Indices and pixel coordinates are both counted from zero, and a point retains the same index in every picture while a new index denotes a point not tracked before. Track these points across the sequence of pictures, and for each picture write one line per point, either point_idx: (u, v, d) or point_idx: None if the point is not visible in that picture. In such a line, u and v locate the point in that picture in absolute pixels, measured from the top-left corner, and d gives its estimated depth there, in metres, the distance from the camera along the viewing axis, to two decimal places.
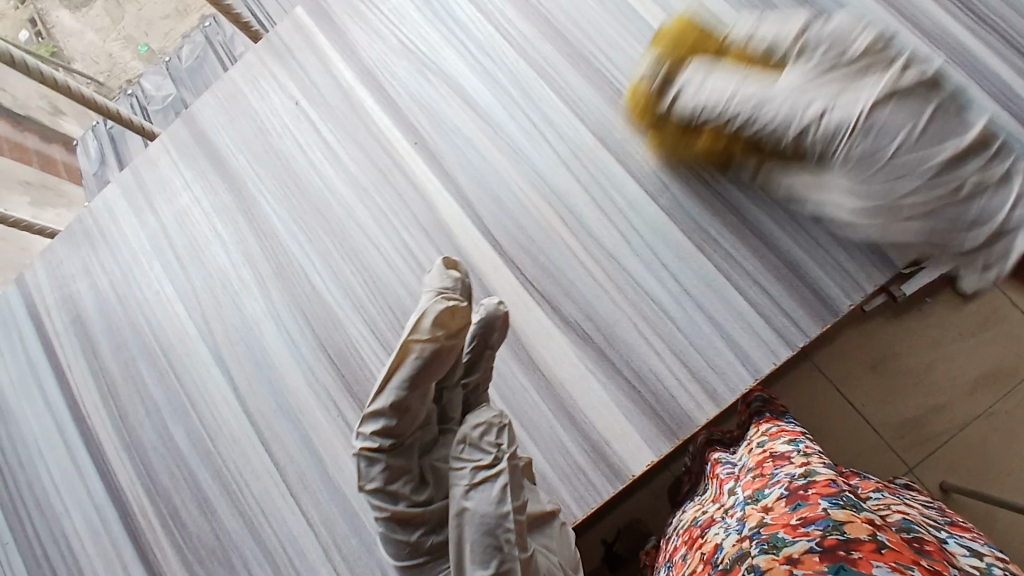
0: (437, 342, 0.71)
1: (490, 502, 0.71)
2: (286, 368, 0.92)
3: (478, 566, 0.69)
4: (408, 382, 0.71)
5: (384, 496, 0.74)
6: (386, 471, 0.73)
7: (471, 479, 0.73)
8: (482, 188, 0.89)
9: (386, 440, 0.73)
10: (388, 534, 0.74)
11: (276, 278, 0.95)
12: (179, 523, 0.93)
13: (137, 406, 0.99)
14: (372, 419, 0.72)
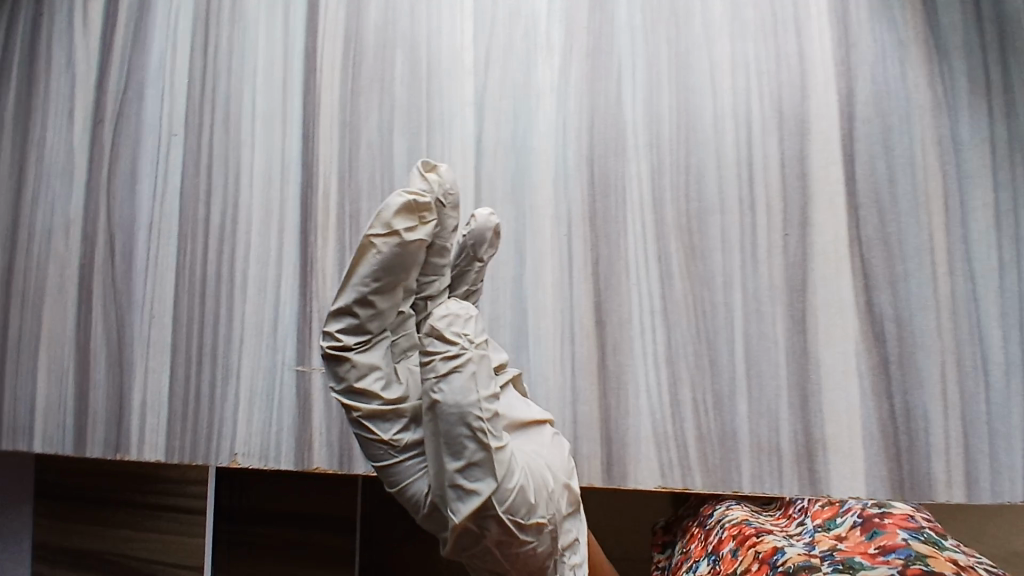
0: (394, 238, 0.63)
1: (459, 394, 0.60)
2: (541, 158, 0.81)
3: (447, 455, 0.60)
4: (376, 276, 0.63)
5: (354, 396, 0.66)
6: (350, 375, 0.65)
7: (437, 369, 0.61)
8: (876, 109, 0.71)
9: (355, 340, 0.65)
10: (361, 429, 0.65)
11: (586, 56, 0.79)
12: (356, 228, 0.89)
13: (373, 90, 0.89)
14: (337, 316, 0.65)
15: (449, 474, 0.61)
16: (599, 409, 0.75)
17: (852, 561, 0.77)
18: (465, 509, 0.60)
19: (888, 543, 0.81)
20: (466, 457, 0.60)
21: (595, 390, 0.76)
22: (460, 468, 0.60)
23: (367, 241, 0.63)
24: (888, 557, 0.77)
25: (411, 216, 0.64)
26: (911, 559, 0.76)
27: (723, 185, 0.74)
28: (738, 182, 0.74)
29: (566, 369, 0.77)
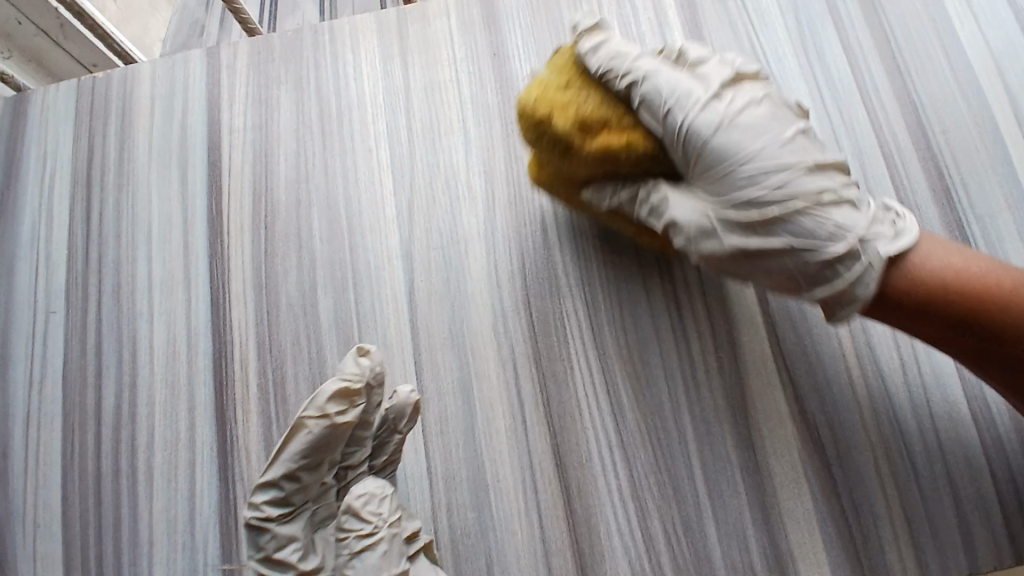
0: (327, 422, 0.66)
1: (370, 572, 0.67)
2: (478, 303, 0.82)
3: None
4: (303, 454, 0.67)
5: (271, 564, 0.69)
6: (272, 541, 0.69)
7: (351, 548, 0.68)
8: None
9: (277, 511, 0.69)
10: None
11: (508, 203, 0.85)
12: (280, 395, 0.81)
13: (290, 249, 0.86)
14: (262, 489, 0.68)
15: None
16: (574, 555, 0.73)
17: None
18: None
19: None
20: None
21: (565, 535, 0.74)
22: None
23: (299, 424, 0.67)
24: None
25: (342, 400, 0.66)
26: None
27: (655, 318, 0.80)
28: (667, 312, 0.80)
29: (532, 518, 0.74)
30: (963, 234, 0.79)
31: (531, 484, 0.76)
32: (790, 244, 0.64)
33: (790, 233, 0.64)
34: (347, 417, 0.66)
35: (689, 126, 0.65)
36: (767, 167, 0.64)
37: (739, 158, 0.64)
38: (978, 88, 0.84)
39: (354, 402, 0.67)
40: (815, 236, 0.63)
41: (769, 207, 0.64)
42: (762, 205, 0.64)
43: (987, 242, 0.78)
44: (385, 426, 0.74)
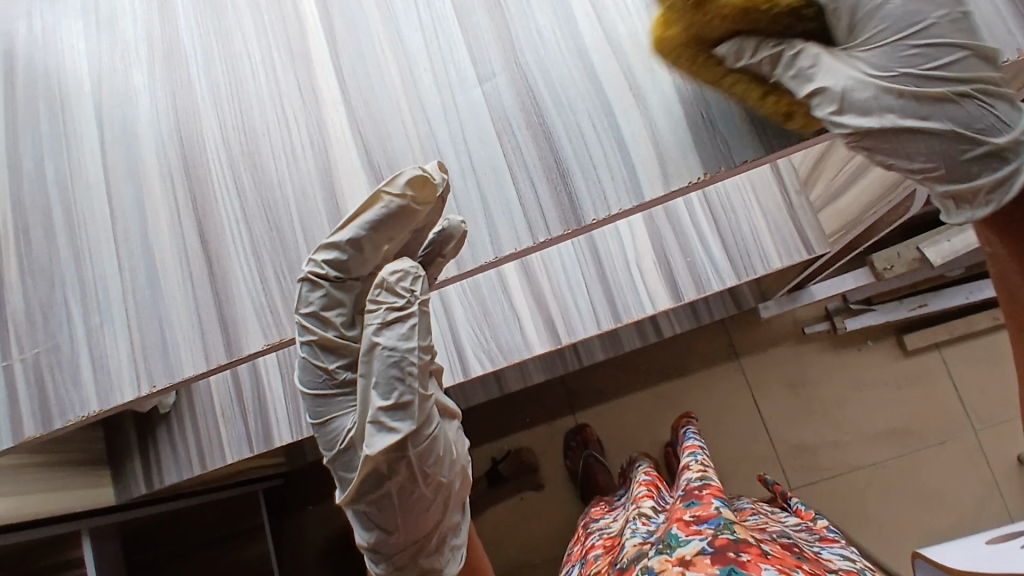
0: (404, 201, 0.80)
1: (399, 340, 0.82)
2: (144, 139, 1.03)
3: (381, 395, 0.82)
4: (370, 224, 0.81)
5: (317, 319, 0.86)
6: (324, 298, 0.85)
7: (383, 318, 0.83)
8: (348, 34, 0.97)
9: (347, 239, 0.82)
10: (309, 359, 0.87)
11: (164, 58, 1.05)
12: (27, 240, 1.06)
13: (27, 136, 1.10)
14: (327, 248, 0.83)
15: (376, 414, 0.81)
16: (214, 305, 0.95)
17: (673, 537, 1.10)
18: (383, 441, 0.81)
19: (701, 512, 1.14)
20: (395, 399, 0.81)
21: (209, 291, 0.96)
22: (387, 406, 0.81)
23: (378, 198, 0.81)
24: (701, 527, 1.10)
25: (417, 188, 0.81)
26: (719, 527, 1.08)
27: (266, 119, 0.98)
28: (272, 108, 0.98)
29: (187, 286, 0.97)
30: None
31: (189, 259, 0.98)
32: (434, 434, 0.85)
33: (435, 434, 0.85)
34: (418, 209, 0.81)
35: (428, 426, 0.84)
36: (388, 357, 0.82)
37: (384, 400, 0.82)
38: None
39: (427, 194, 0.81)
40: (434, 445, 0.84)
41: (428, 429, 0.84)
42: (418, 441, 0.83)
43: None
44: (432, 249, 0.88)
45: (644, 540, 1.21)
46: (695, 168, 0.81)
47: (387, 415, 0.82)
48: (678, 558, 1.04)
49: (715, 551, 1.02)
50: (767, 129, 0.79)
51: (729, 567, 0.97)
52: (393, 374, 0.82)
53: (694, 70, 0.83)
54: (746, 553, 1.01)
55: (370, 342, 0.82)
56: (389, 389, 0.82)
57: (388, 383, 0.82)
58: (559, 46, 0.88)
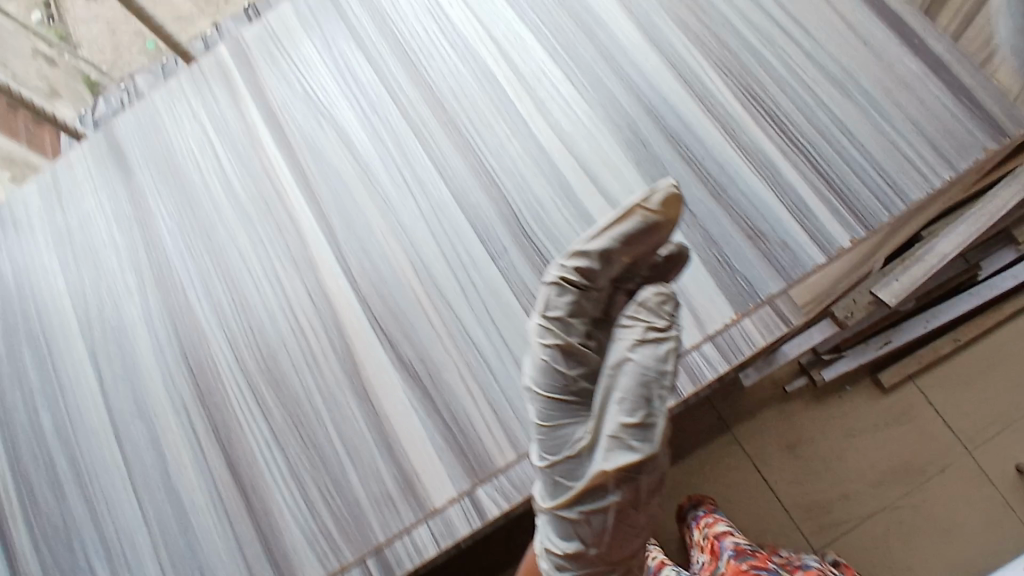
0: (654, 220, 0.69)
1: (653, 360, 0.70)
2: (148, 373, 0.99)
3: (625, 412, 0.68)
4: (619, 238, 0.71)
5: (560, 325, 0.73)
6: (572, 304, 0.73)
7: (640, 335, 0.71)
8: (349, 230, 0.97)
9: (577, 282, 0.73)
10: (553, 364, 0.73)
11: (156, 284, 1.02)
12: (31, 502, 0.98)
13: (15, 390, 1.04)
14: (575, 258, 0.72)
15: (616, 429, 0.69)
16: (259, 539, 0.88)
17: None
18: (626, 459, 0.68)
19: None
20: (642, 417, 0.68)
21: (250, 526, 0.89)
22: (633, 424, 0.68)
23: (630, 210, 0.70)
24: None
25: (668, 207, 0.69)
26: None
27: (280, 332, 0.96)
28: (284, 319, 0.96)
29: (223, 525, 0.90)
30: (487, 172, 0.95)
31: (220, 495, 0.92)
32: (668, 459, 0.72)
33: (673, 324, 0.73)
34: (669, 227, 0.70)
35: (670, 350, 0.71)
36: (625, 379, 0.70)
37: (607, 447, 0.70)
38: (471, 50, 1.00)
39: (674, 211, 0.69)
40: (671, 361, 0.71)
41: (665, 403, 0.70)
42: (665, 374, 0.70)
43: (505, 169, 0.95)
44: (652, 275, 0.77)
45: None
46: (725, 310, 0.84)
47: (626, 435, 0.68)
48: None
49: None
50: (780, 260, 0.84)
51: None
52: (641, 386, 0.69)
53: (697, 217, 0.87)
54: None
55: (549, 354, 0.73)
56: (642, 382, 0.69)
57: (636, 377, 0.69)
58: (562, 213, 0.91)
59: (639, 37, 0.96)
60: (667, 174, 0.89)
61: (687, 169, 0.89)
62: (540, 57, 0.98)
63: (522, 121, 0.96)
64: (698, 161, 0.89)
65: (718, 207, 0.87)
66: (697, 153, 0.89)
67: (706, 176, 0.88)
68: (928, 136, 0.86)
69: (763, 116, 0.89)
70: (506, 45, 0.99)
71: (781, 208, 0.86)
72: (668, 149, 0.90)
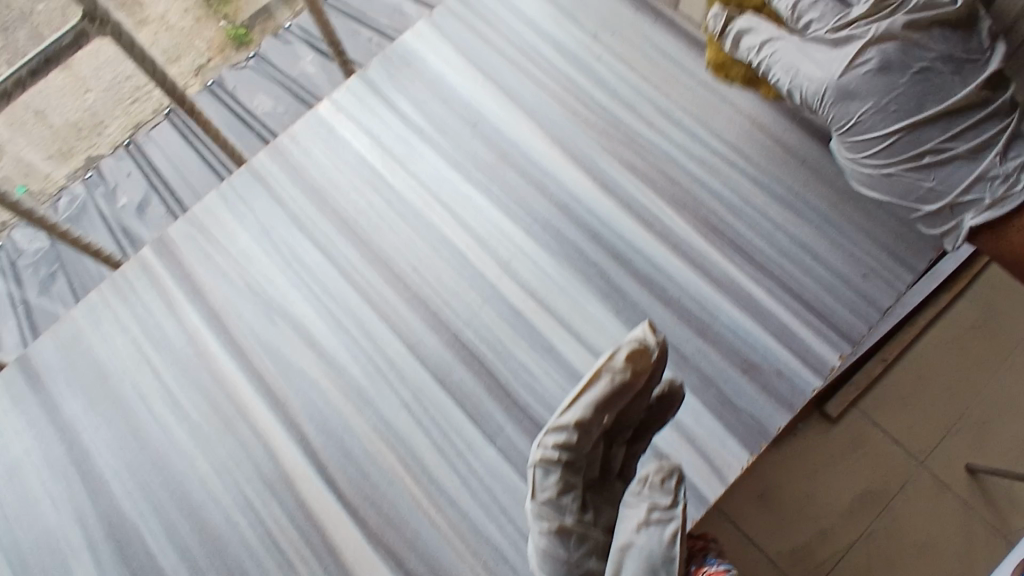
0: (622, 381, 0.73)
1: (658, 543, 0.70)
2: None
3: None
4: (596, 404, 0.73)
5: (550, 507, 0.75)
6: (559, 481, 0.75)
7: (643, 516, 0.72)
8: (325, 434, 0.89)
9: (559, 457, 0.74)
10: (546, 550, 0.74)
11: (109, 535, 0.89)
12: None
13: None
14: (555, 431, 0.74)
15: None
16: None
17: None
18: None
19: None
20: None
21: None
22: None
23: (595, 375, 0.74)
24: None
25: (634, 360, 0.73)
26: None
27: (265, 566, 0.85)
28: (268, 549, 0.86)
29: None
30: (464, 345, 0.90)
31: None
32: None
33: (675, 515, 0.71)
34: (639, 380, 0.73)
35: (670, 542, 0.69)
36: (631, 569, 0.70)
37: None
38: (422, 219, 0.98)
39: (643, 364, 0.73)
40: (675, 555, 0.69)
41: None
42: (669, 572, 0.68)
43: (482, 340, 0.90)
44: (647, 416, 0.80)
45: None
46: (739, 452, 0.81)
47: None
48: None
49: None
50: (779, 390, 0.83)
51: None
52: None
53: (689, 357, 0.85)
54: None
55: (545, 540, 0.74)
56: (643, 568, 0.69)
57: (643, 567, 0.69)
58: (551, 377, 0.87)
59: (589, 183, 0.95)
60: (648, 318, 0.88)
61: (667, 310, 0.87)
62: (495, 216, 0.96)
63: (491, 286, 0.93)
64: (676, 301, 0.88)
65: (707, 346, 0.85)
66: (673, 293, 0.88)
67: (688, 315, 0.87)
68: (885, 244, 0.88)
69: (728, 246, 0.89)
70: (458, 209, 0.98)
71: (767, 334, 0.85)
72: (643, 294, 0.89)
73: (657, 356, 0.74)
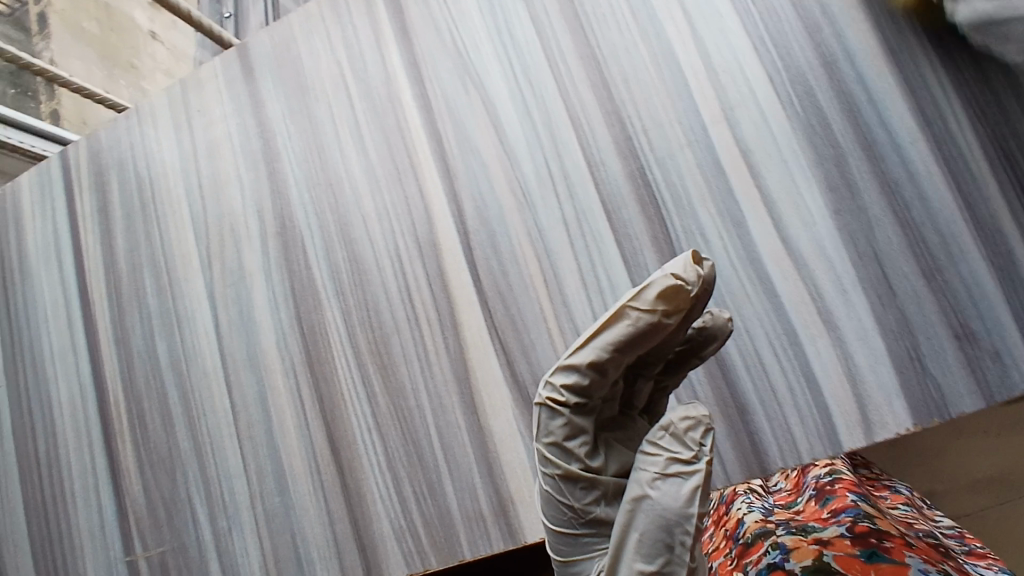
0: (654, 317, 0.61)
1: (678, 499, 0.60)
2: (263, 328, 0.97)
3: (642, 557, 0.59)
4: (616, 345, 0.63)
5: (556, 451, 0.65)
6: (566, 426, 0.65)
7: (662, 467, 0.61)
8: (480, 221, 0.88)
9: (573, 398, 0.65)
10: (554, 495, 0.65)
11: (276, 237, 0.98)
12: (143, 424, 1.03)
13: (137, 310, 1.07)
14: (564, 371, 0.64)
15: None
16: (350, 519, 0.89)
17: (806, 526, 1.11)
18: None
19: (838, 505, 1.15)
20: (662, 564, 0.59)
21: (344, 506, 0.89)
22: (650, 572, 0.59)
23: (619, 314, 0.63)
24: (839, 517, 1.09)
25: (669, 300, 0.61)
26: (859, 518, 1.07)
27: (395, 314, 0.91)
28: (402, 303, 0.90)
29: (319, 497, 0.91)
30: (647, 183, 0.82)
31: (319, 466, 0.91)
32: None
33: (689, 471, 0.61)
34: (671, 322, 0.62)
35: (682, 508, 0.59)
36: (653, 524, 0.59)
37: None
38: (657, 26, 0.84)
39: (679, 304, 0.61)
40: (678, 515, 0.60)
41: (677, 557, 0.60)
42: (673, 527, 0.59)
43: (668, 185, 0.81)
44: (687, 345, 0.70)
45: (763, 518, 1.18)
46: (902, 418, 0.70)
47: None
48: (816, 539, 1.04)
49: (856, 536, 1.01)
50: (987, 375, 0.69)
51: (871, 551, 0.96)
52: (653, 530, 0.59)
53: (896, 295, 0.73)
54: (887, 540, 0.98)
55: (552, 483, 0.65)
56: (656, 529, 0.59)
57: (654, 520, 0.59)
58: (728, 253, 0.79)
59: (875, 46, 0.78)
60: (871, 235, 0.75)
61: (899, 234, 0.74)
62: (741, 50, 0.81)
63: (704, 129, 0.81)
64: (914, 227, 0.74)
65: (927, 293, 0.72)
66: (917, 217, 0.74)
67: (922, 247, 0.73)
68: None
69: (1020, 184, 0.71)
70: (700, 26, 0.83)
71: (1009, 306, 0.69)
72: (879, 202, 0.75)
73: (695, 295, 0.62)
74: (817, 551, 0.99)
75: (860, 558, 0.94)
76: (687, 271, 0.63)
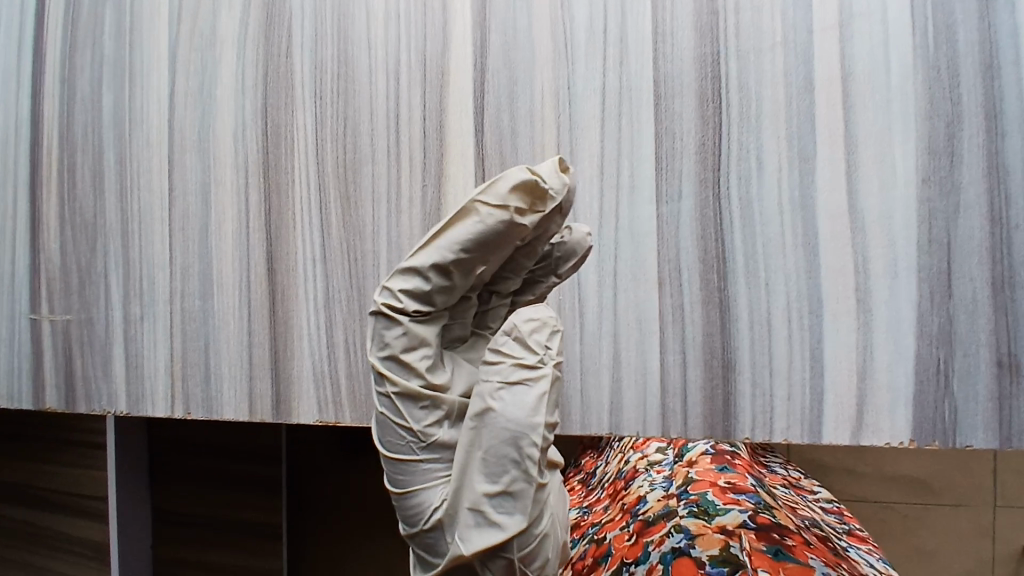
0: (505, 215, 0.51)
1: (522, 411, 0.50)
2: (223, 110, 0.82)
3: (484, 477, 0.51)
4: (464, 245, 0.52)
5: (394, 366, 0.54)
6: (404, 337, 0.53)
7: (504, 376, 0.51)
8: (504, 62, 0.72)
9: (414, 305, 0.53)
10: (389, 417, 0.54)
11: (262, 7, 0.80)
12: (73, 180, 0.90)
13: (88, 47, 0.90)
14: (405, 273, 0.53)
15: (472, 499, 0.51)
16: (271, 349, 0.79)
17: (707, 502, 0.99)
18: (479, 541, 0.50)
19: (738, 482, 1.05)
20: (504, 485, 0.51)
21: (266, 334, 0.79)
22: (492, 493, 0.51)
23: (468, 210, 0.52)
24: (738, 498, 1.00)
25: (526, 197, 0.51)
26: (760, 505, 0.99)
27: (374, 141, 0.76)
28: (387, 132, 0.76)
29: (242, 314, 0.80)
30: (715, 77, 0.67)
31: (249, 284, 0.80)
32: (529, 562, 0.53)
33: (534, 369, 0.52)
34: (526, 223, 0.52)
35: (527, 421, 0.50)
36: (496, 438, 0.50)
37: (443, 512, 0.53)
38: None
39: (535, 206, 0.51)
40: (518, 431, 0.50)
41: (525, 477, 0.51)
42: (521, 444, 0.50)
43: (740, 86, 0.66)
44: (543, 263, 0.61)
45: (666, 494, 1.05)
46: (902, 431, 0.61)
47: (488, 502, 0.51)
48: (717, 525, 0.93)
49: (759, 527, 0.92)
50: (1016, 418, 0.59)
51: (777, 548, 0.87)
52: (495, 449, 0.50)
53: (952, 298, 0.61)
54: (790, 538, 0.90)
55: (386, 403, 0.55)
56: (501, 448, 0.50)
57: (501, 435, 0.50)
58: (780, 189, 0.65)
59: None
60: (952, 220, 0.62)
61: (983, 230, 0.61)
62: None
63: (806, 32, 0.65)
64: (1004, 228, 0.61)
65: (986, 306, 0.61)
66: (1013, 217, 0.61)
67: (1002, 253, 0.61)
68: None
69: None
70: None
71: None
72: (976, 184, 0.61)
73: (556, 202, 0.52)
74: (722, 541, 0.89)
75: (769, 558, 0.85)
76: (550, 177, 0.52)
